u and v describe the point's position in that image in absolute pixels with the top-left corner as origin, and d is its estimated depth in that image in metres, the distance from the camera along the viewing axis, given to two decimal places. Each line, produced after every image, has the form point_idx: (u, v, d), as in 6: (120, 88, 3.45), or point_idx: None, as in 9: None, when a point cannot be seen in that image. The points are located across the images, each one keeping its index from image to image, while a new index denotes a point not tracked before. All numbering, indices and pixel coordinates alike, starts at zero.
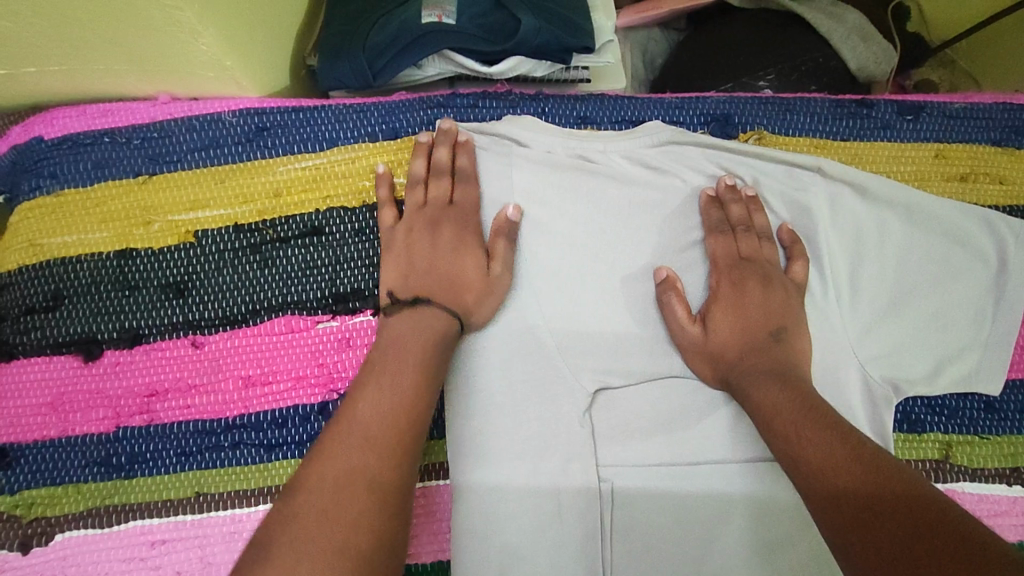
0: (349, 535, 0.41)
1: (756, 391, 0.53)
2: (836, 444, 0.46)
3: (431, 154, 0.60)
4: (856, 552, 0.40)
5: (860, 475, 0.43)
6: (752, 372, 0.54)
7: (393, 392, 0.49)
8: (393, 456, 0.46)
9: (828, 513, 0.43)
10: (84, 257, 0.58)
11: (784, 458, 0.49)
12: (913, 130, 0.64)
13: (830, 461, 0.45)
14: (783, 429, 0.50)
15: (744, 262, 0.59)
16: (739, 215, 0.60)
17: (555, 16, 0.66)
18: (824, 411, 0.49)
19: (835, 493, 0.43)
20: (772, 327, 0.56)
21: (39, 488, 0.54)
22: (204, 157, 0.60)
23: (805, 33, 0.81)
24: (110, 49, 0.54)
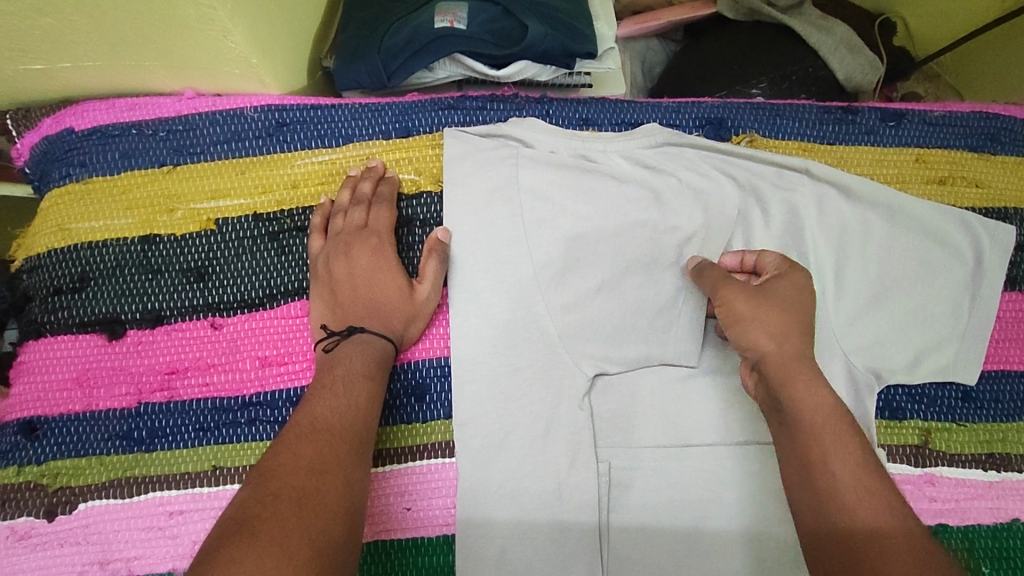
0: (306, 549, 0.41)
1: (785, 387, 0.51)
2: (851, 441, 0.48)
3: (356, 186, 0.62)
4: (845, 546, 0.43)
5: (878, 483, 0.46)
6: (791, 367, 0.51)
7: (347, 395, 0.52)
8: (328, 513, 0.44)
9: (824, 506, 0.46)
10: (109, 241, 0.61)
11: (798, 444, 0.48)
12: (895, 135, 0.68)
13: (848, 463, 0.46)
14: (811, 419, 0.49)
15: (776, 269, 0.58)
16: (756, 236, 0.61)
17: (561, 24, 0.70)
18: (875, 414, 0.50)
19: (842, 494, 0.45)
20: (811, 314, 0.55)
21: (63, 459, 0.56)
22: (227, 150, 0.63)
23: (796, 44, 0.85)
24: (144, 45, 0.57)
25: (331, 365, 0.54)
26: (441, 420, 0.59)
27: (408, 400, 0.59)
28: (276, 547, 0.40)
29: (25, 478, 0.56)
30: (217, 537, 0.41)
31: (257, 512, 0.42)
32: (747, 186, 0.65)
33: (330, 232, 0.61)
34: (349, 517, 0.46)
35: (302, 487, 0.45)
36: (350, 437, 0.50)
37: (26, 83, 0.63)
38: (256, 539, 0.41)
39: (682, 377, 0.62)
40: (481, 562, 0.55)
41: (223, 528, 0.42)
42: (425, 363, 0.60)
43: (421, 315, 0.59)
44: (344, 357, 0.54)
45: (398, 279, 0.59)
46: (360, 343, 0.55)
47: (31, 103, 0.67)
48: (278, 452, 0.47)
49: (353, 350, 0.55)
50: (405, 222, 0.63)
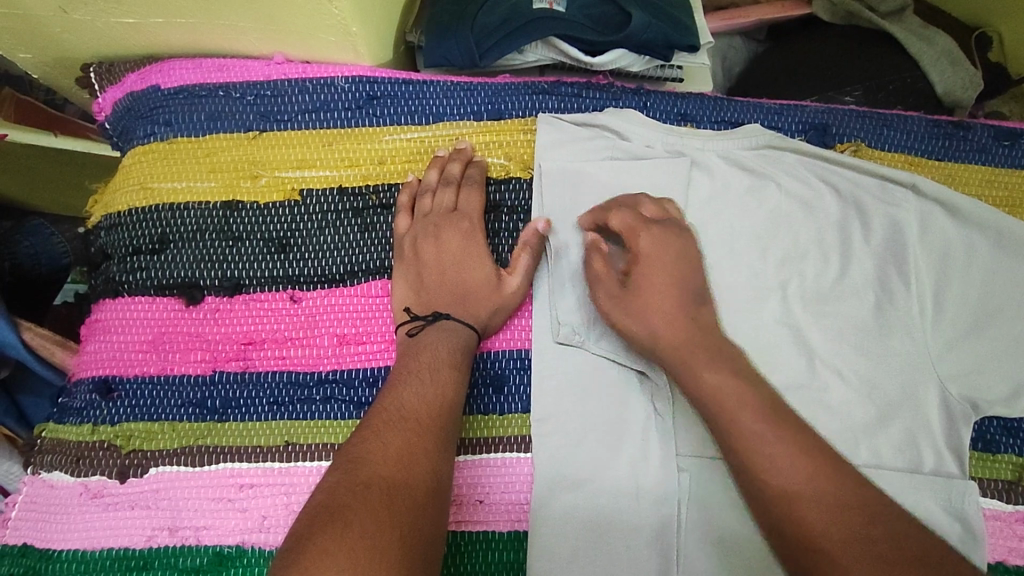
0: (396, 537, 0.40)
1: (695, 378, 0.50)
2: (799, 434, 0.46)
3: (444, 166, 0.60)
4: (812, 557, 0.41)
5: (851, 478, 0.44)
6: (696, 355, 0.50)
7: (431, 381, 0.50)
8: (417, 503, 0.43)
9: (781, 511, 0.43)
10: (191, 204, 0.60)
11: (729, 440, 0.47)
12: (1009, 156, 0.65)
13: (786, 454, 0.44)
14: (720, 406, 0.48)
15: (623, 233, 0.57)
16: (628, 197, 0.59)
17: (662, 13, 0.67)
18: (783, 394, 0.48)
19: (794, 497, 0.43)
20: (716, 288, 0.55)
21: (136, 422, 0.56)
22: (315, 120, 0.62)
23: (894, 53, 0.82)
24: (245, 6, 0.56)
25: (414, 351, 0.53)
26: (514, 414, 0.57)
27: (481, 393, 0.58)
28: (365, 536, 0.39)
29: (99, 438, 0.55)
30: (307, 524, 0.40)
31: (346, 500, 0.41)
32: (848, 198, 0.63)
33: (417, 213, 0.60)
34: (437, 510, 0.44)
35: (391, 477, 0.43)
36: (434, 422, 0.48)
37: (116, 36, 0.62)
38: (345, 526, 0.39)
39: None
40: (555, 561, 0.54)
41: (313, 515, 0.41)
42: (501, 355, 0.59)
43: (506, 306, 0.57)
44: (430, 343, 0.53)
45: (484, 267, 0.57)
46: (450, 331, 0.54)
47: (116, 57, 0.66)
48: (364, 439, 0.46)
49: (439, 338, 0.53)
50: (493, 209, 0.61)
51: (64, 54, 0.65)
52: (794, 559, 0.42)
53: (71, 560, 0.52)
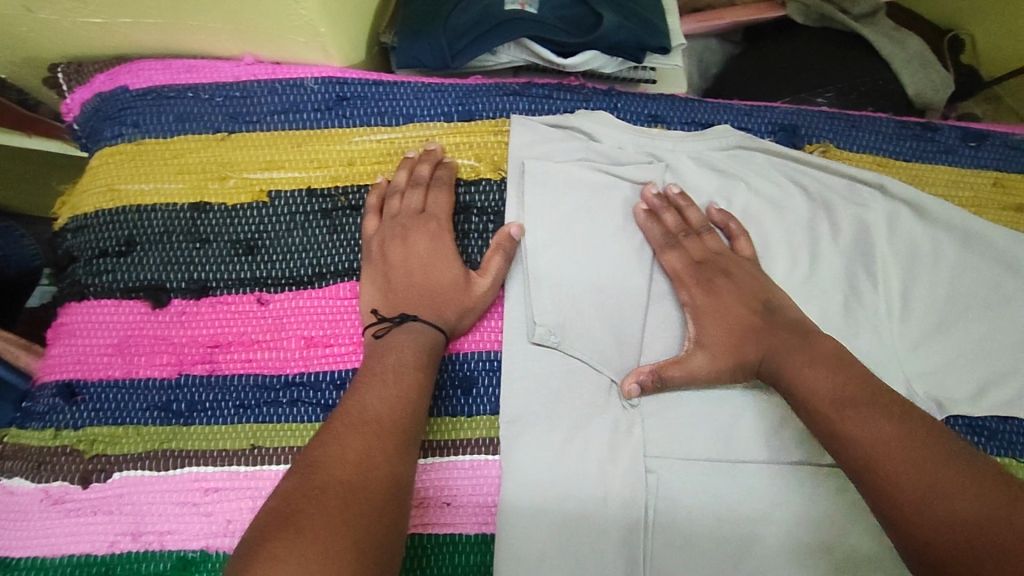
0: (350, 542, 0.39)
1: (792, 376, 0.53)
2: (886, 421, 0.48)
3: (413, 167, 0.60)
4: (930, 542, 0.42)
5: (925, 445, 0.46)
6: (789, 357, 0.54)
7: (395, 383, 0.50)
8: (375, 508, 0.42)
9: (891, 498, 0.44)
10: (159, 206, 0.60)
11: (828, 435, 0.49)
12: (975, 157, 0.65)
13: (876, 442, 0.46)
14: (834, 405, 0.49)
15: (706, 264, 0.60)
16: (675, 222, 0.61)
17: (634, 15, 0.67)
18: (863, 384, 0.51)
19: (905, 482, 0.44)
20: (759, 301, 0.58)
21: (100, 426, 0.55)
22: (284, 121, 0.61)
23: (866, 55, 0.83)
24: (212, 6, 0.55)
25: (378, 352, 0.52)
26: (480, 416, 0.57)
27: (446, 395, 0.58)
28: (318, 541, 0.38)
29: (62, 442, 0.55)
30: (259, 531, 0.40)
31: (301, 505, 0.41)
32: (817, 199, 0.63)
33: (385, 213, 0.59)
34: (396, 514, 0.44)
35: (349, 481, 0.43)
36: (396, 426, 0.47)
37: (84, 36, 0.61)
38: (299, 533, 0.39)
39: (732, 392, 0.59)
40: (524, 563, 0.54)
41: (267, 520, 0.40)
42: (467, 356, 0.59)
43: (474, 308, 0.57)
44: (395, 345, 0.53)
45: (453, 269, 0.57)
46: (416, 330, 0.53)
47: (85, 58, 0.65)
48: (324, 442, 0.45)
49: (404, 338, 0.53)
50: (463, 210, 0.61)
51: (31, 54, 0.64)
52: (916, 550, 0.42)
53: (31, 568, 0.52)
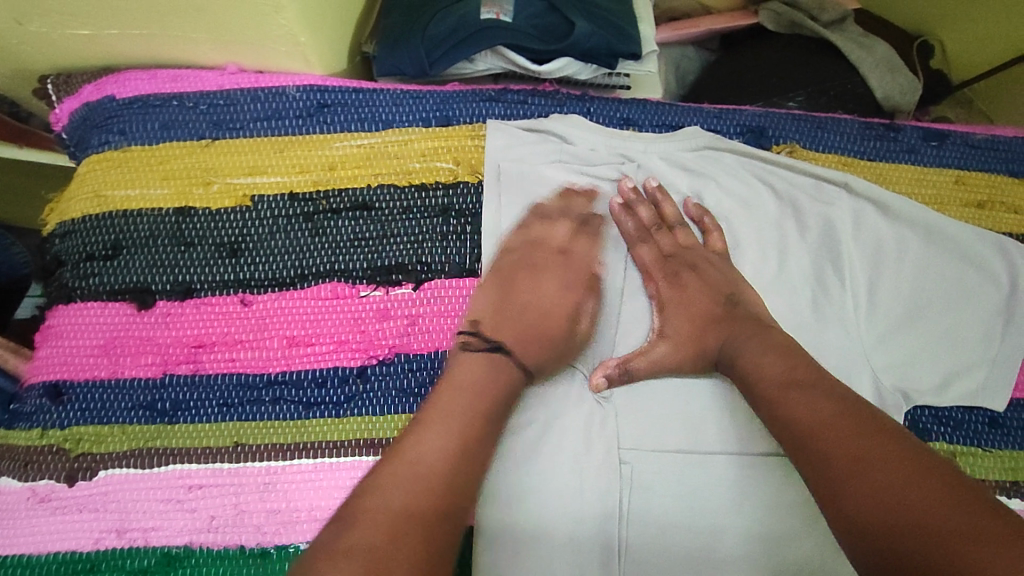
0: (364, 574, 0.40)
1: (753, 359, 0.55)
2: (824, 400, 0.50)
3: (398, 173, 0.63)
4: (864, 515, 0.43)
5: (865, 426, 0.47)
6: (749, 343, 0.57)
7: (462, 412, 0.50)
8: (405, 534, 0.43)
9: (827, 471, 0.46)
10: (144, 211, 0.61)
11: (772, 416, 0.51)
12: (936, 156, 0.68)
13: (813, 420, 0.49)
14: (776, 387, 0.52)
15: (676, 255, 0.63)
16: (649, 215, 0.64)
17: (606, 23, 0.70)
18: (809, 367, 0.53)
19: (835, 455, 0.46)
20: (724, 295, 0.61)
21: (86, 426, 0.56)
22: (266, 127, 0.63)
23: (835, 60, 0.85)
24: (195, 17, 0.57)
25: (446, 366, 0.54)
26: None
27: (411, 395, 0.58)
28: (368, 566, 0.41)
29: (48, 442, 0.56)
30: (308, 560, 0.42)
31: (344, 539, 0.42)
32: (784, 197, 0.65)
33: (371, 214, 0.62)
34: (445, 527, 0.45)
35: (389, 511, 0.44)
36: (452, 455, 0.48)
37: (71, 47, 0.63)
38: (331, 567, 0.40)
39: (706, 387, 0.61)
40: (502, 556, 0.55)
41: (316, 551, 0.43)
42: (429, 356, 0.59)
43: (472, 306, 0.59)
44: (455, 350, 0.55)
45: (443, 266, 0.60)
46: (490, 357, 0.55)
47: (73, 68, 0.67)
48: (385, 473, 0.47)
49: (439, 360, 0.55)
50: (440, 211, 0.63)
51: (20, 65, 0.66)
52: (848, 525, 0.43)
53: (16, 566, 0.52)
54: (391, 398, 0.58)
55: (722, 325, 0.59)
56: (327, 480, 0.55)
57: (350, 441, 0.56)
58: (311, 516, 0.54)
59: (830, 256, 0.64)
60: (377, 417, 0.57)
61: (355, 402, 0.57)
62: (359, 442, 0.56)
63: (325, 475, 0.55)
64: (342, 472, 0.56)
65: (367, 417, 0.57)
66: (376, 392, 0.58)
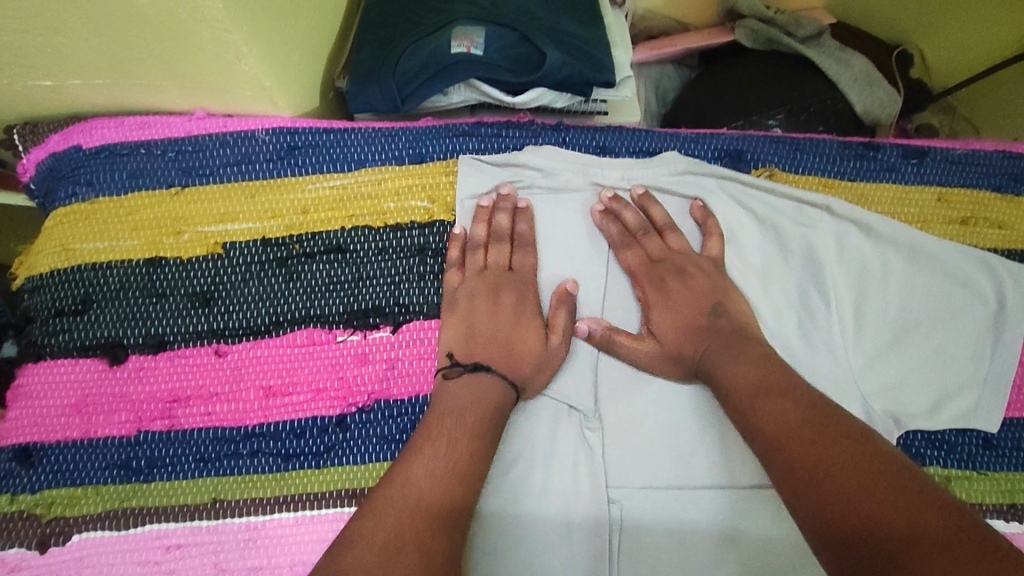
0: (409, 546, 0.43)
1: (727, 371, 0.54)
2: (792, 406, 0.49)
3: (366, 217, 0.62)
4: (835, 519, 0.41)
5: (835, 434, 0.46)
6: (727, 351, 0.55)
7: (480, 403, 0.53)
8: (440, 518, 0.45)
9: (799, 478, 0.44)
10: (114, 263, 0.60)
11: (746, 426, 0.51)
12: (917, 173, 0.67)
13: (780, 428, 0.48)
14: (747, 398, 0.51)
15: (663, 265, 0.62)
16: (635, 221, 0.63)
17: (578, 51, 0.69)
18: (783, 376, 0.52)
19: (808, 463, 0.45)
20: (707, 306, 0.59)
21: (59, 488, 0.55)
22: (236, 172, 0.62)
23: (813, 76, 0.85)
24: (158, 65, 0.57)
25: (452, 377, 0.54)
26: None
27: (388, 442, 0.56)
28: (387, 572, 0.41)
29: (19, 507, 0.54)
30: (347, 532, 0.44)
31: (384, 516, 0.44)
32: (765, 222, 0.65)
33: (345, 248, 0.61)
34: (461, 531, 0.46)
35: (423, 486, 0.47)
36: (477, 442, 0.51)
37: (35, 98, 0.62)
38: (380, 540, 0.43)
39: (695, 419, 0.59)
40: None
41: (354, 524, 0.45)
42: (409, 401, 0.58)
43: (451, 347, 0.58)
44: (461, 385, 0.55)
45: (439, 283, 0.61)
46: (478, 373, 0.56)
47: (39, 118, 0.66)
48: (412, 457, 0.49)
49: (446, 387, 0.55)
50: (417, 251, 0.62)
51: None
52: (818, 530, 0.42)
53: None
54: (371, 446, 0.56)
55: (706, 339, 0.58)
56: (308, 533, 0.54)
57: (330, 492, 0.55)
58: (293, 572, 0.53)
59: (815, 280, 0.63)
60: (357, 466, 0.56)
61: (335, 452, 0.56)
62: (339, 494, 0.55)
63: (306, 528, 0.54)
64: (324, 524, 0.54)
65: (347, 466, 0.56)
66: (357, 440, 0.56)
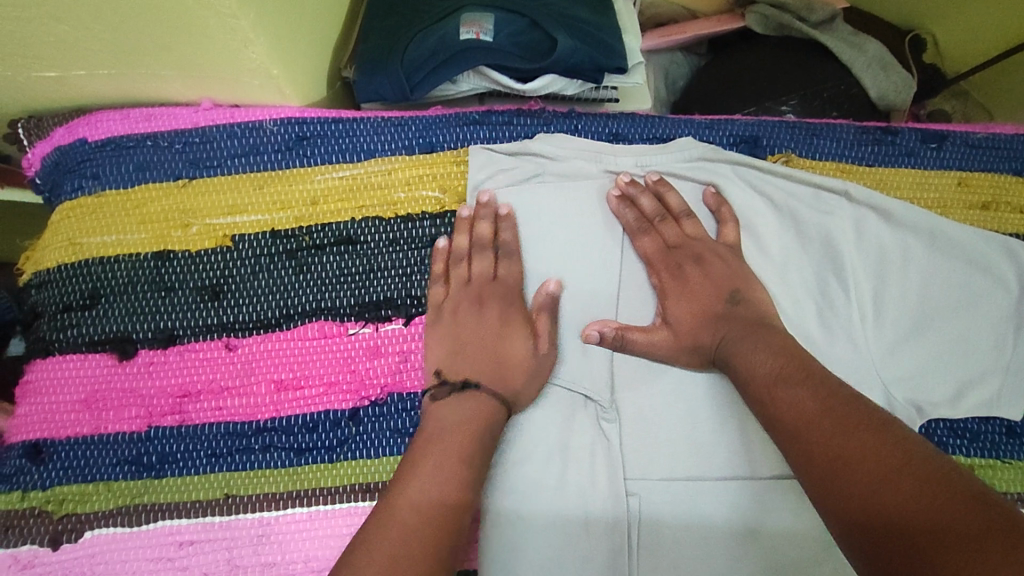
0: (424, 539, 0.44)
1: (747, 360, 0.53)
2: (810, 395, 0.48)
3: (377, 207, 0.61)
4: (855, 513, 0.40)
5: (854, 423, 0.44)
6: (748, 338, 0.54)
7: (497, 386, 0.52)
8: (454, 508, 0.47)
9: (820, 471, 0.44)
10: (122, 257, 0.59)
11: (766, 417, 0.50)
12: (937, 158, 0.66)
13: (799, 419, 0.47)
14: (765, 387, 0.50)
15: (684, 248, 0.61)
16: (652, 207, 0.62)
17: (589, 37, 0.68)
18: (803, 364, 0.51)
19: (827, 454, 0.44)
20: (725, 293, 0.58)
21: (69, 485, 0.54)
22: (244, 163, 0.62)
23: (826, 60, 0.83)
24: (164, 55, 0.56)
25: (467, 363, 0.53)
26: None
27: (402, 435, 0.56)
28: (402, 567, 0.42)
29: (29, 505, 0.54)
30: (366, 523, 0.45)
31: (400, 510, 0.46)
32: (782, 209, 0.64)
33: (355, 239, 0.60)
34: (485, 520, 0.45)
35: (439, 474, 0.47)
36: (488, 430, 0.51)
37: (39, 90, 0.61)
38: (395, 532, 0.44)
39: (714, 409, 0.58)
40: None
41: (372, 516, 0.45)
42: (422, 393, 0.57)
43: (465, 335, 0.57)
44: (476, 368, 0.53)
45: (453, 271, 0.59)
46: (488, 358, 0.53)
47: (44, 111, 0.65)
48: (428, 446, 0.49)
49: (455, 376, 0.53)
50: (428, 241, 0.61)
51: None
52: (840, 525, 0.41)
53: None
54: (385, 439, 0.55)
55: (725, 328, 0.56)
56: (322, 528, 0.53)
57: (344, 487, 0.54)
58: (309, 567, 0.52)
59: (833, 268, 0.62)
60: (371, 460, 0.55)
61: (349, 446, 0.55)
62: (353, 488, 0.54)
63: (320, 523, 0.53)
64: (338, 519, 0.53)
65: (361, 460, 0.55)
66: (371, 434, 0.56)
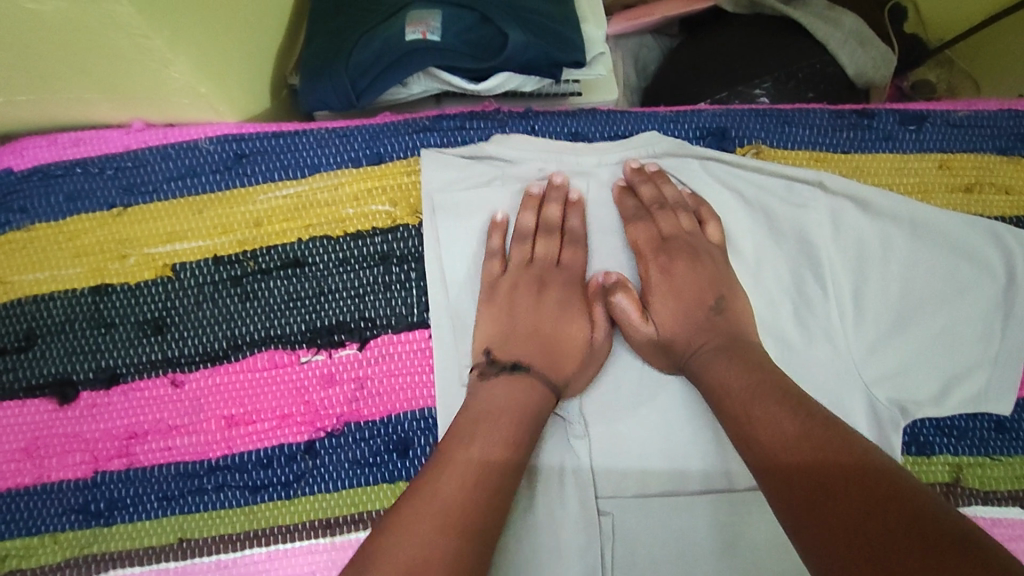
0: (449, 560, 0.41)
1: (718, 374, 0.50)
2: (787, 418, 0.45)
3: (324, 226, 0.58)
4: (839, 545, 0.37)
5: (835, 446, 0.42)
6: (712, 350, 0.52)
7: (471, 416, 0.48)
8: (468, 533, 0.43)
9: (801, 500, 0.41)
10: (57, 294, 0.56)
11: (738, 436, 0.47)
12: (916, 140, 0.62)
13: (778, 441, 0.44)
14: (740, 404, 0.48)
15: (654, 249, 0.58)
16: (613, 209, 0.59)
17: (543, 30, 0.64)
18: (777, 381, 0.48)
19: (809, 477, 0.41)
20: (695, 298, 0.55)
21: (14, 539, 0.52)
22: (182, 187, 0.58)
23: (801, 38, 0.79)
24: (81, 78, 0.52)
25: None
26: (385, 484, 0.53)
27: (360, 466, 0.53)
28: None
29: None
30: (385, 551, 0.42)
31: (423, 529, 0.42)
32: (753, 205, 0.60)
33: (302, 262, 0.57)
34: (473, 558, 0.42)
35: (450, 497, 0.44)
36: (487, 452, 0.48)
37: None
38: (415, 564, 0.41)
39: (688, 420, 0.55)
40: None
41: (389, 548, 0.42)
42: (381, 421, 0.54)
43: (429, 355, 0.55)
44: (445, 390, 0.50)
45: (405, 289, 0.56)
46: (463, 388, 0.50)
47: None
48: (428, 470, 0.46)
49: None
50: (381, 259, 0.57)
51: None
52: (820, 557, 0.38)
53: None
54: (343, 471, 0.53)
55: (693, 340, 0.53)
56: (281, 568, 0.51)
57: (303, 524, 0.52)
58: None
59: (810, 264, 0.59)
60: (330, 494, 0.52)
61: (305, 480, 0.53)
62: (312, 525, 0.52)
63: (278, 563, 0.51)
64: (299, 558, 0.51)
65: (318, 496, 0.52)
66: (328, 466, 0.53)
